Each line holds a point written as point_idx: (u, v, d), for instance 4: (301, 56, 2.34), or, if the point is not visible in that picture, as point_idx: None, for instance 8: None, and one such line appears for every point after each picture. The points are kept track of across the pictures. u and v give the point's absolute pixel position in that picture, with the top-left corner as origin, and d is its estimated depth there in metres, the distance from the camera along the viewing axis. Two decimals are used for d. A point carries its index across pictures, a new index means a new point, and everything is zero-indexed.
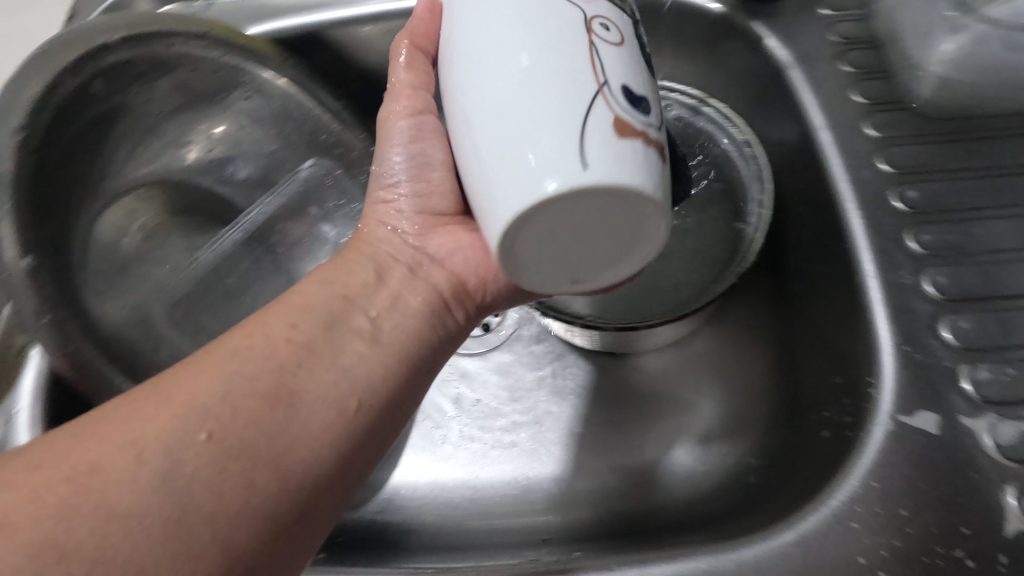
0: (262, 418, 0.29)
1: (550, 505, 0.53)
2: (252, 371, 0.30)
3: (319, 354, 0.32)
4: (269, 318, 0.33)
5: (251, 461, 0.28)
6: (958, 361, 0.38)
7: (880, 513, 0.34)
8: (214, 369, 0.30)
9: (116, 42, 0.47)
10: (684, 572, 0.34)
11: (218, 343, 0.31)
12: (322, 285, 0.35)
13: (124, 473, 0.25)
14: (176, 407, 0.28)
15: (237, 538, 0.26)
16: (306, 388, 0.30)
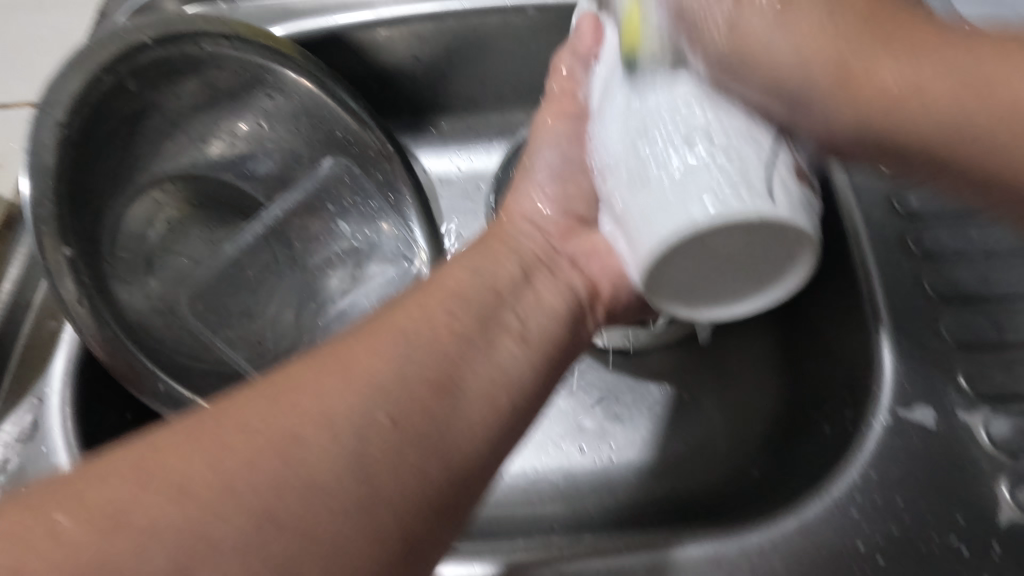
0: (432, 410, 0.30)
1: (559, 497, 0.54)
2: (421, 356, 0.31)
3: (474, 350, 0.33)
4: (434, 300, 0.34)
5: (425, 442, 0.29)
6: (955, 359, 0.39)
7: (877, 501, 0.36)
8: (387, 345, 0.31)
9: (150, 43, 0.49)
10: (692, 556, 0.35)
11: (396, 318, 0.33)
12: (475, 271, 0.37)
13: (293, 448, 0.26)
14: (367, 376, 0.29)
15: (408, 519, 0.27)
16: (467, 379, 0.32)
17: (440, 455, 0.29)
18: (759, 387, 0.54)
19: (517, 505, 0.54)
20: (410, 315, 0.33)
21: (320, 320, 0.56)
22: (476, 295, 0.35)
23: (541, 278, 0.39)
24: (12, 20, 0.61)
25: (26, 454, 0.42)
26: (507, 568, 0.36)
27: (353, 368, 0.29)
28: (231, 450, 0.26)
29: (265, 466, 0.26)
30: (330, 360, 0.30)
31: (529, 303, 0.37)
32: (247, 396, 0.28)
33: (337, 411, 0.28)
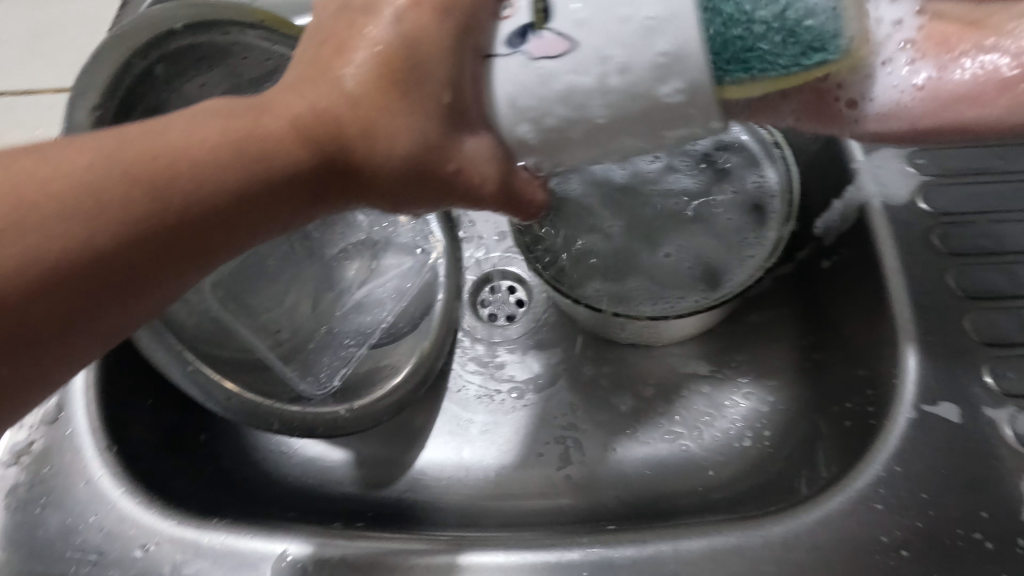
0: (13, 318, 0.25)
1: (572, 489, 0.55)
2: (47, 253, 0.25)
3: (129, 274, 0.27)
4: (185, 163, 0.27)
5: (61, 322, 0.26)
6: (982, 356, 0.39)
7: (904, 496, 0.36)
8: (36, 216, 0.25)
9: (179, 29, 0.47)
10: (715, 547, 0.35)
11: (143, 156, 0.27)
12: (236, 144, 0.28)
13: None
14: (49, 226, 0.25)
15: None
16: (92, 306, 0.27)
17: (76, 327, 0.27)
18: (775, 382, 0.55)
19: (531, 498, 0.55)
20: (159, 172, 0.27)
21: (339, 312, 0.57)
22: (241, 170, 0.28)
23: (298, 153, 0.29)
24: (39, 8, 0.62)
25: (50, 435, 0.43)
26: (526, 551, 0.37)
27: (60, 214, 0.26)
28: None
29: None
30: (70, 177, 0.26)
31: (296, 187, 0.29)
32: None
33: (34, 255, 0.25)
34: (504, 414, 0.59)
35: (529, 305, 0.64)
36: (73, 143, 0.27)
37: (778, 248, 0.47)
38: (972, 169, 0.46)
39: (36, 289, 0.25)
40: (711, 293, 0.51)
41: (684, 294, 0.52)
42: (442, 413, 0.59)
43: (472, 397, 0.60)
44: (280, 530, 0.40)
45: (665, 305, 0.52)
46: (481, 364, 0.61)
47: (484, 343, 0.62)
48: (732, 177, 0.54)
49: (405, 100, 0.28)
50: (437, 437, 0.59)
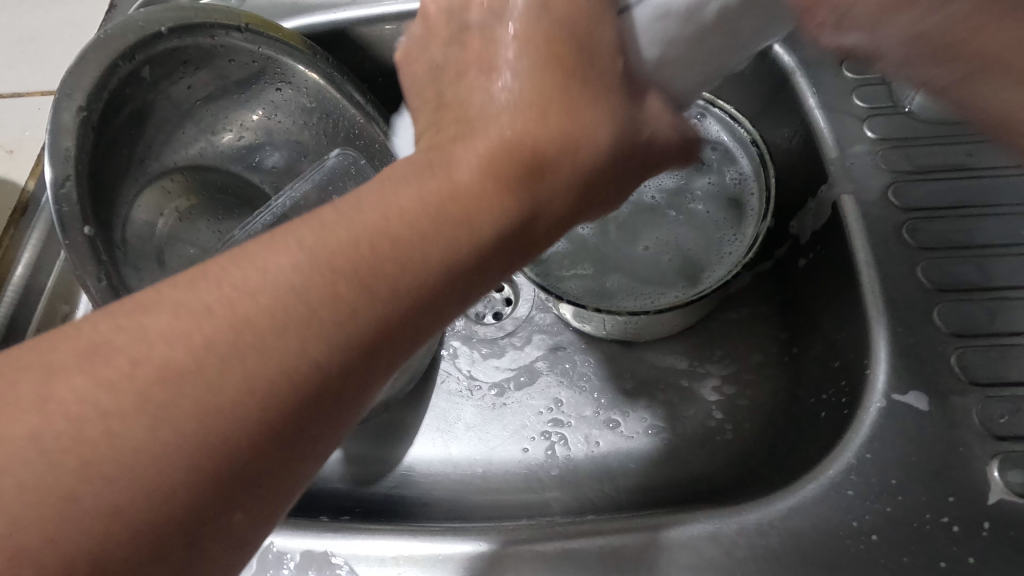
0: (297, 420, 0.24)
1: (558, 483, 0.56)
2: (277, 368, 0.23)
3: (379, 348, 0.26)
4: (362, 269, 0.26)
5: (271, 474, 0.24)
6: (949, 346, 0.40)
7: (874, 483, 0.37)
8: (251, 349, 0.23)
9: (165, 32, 0.49)
10: (693, 534, 0.36)
11: (307, 275, 0.25)
12: (387, 239, 0.26)
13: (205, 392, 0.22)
14: (255, 351, 0.23)
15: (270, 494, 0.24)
16: (353, 383, 0.26)
17: (272, 479, 0.24)
18: (756, 376, 0.56)
19: (519, 492, 0.56)
20: (309, 297, 0.25)
21: None
22: (420, 268, 0.27)
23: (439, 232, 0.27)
24: (27, 13, 0.62)
25: None
26: (508, 541, 0.38)
27: (252, 335, 0.23)
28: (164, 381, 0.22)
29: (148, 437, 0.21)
30: (221, 329, 0.23)
31: (454, 275, 0.28)
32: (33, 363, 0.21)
33: (189, 426, 0.22)
34: (491, 410, 0.59)
35: (515, 303, 0.64)
36: (258, 260, 0.25)
37: (756, 244, 0.49)
38: (941, 164, 0.47)
39: (281, 403, 0.24)
40: (692, 288, 0.52)
41: (665, 289, 0.53)
42: (430, 409, 0.60)
43: (460, 394, 0.61)
44: (267, 523, 0.40)
45: (648, 300, 0.53)
46: (469, 361, 0.62)
47: (472, 341, 0.63)
48: (708, 175, 0.56)
49: (565, 115, 0.29)
50: (426, 434, 0.59)
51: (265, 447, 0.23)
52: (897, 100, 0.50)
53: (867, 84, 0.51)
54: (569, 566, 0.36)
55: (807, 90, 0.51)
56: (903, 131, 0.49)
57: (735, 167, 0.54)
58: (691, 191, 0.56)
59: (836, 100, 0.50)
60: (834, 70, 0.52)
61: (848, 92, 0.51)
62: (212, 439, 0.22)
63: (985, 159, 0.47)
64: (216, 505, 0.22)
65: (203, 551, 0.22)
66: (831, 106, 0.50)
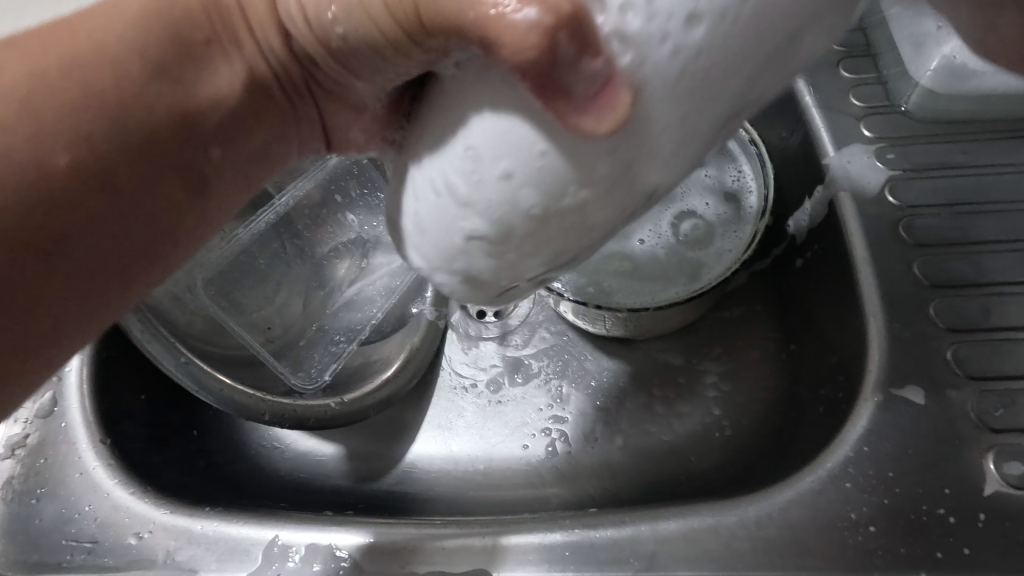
0: (84, 204, 0.24)
1: (558, 479, 0.56)
2: (29, 156, 0.23)
3: (143, 157, 0.25)
4: (117, 91, 0.24)
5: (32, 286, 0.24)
6: (945, 341, 0.41)
7: (871, 475, 0.37)
8: (67, 98, 0.23)
9: None
10: (691, 527, 0.37)
11: (29, 110, 0.23)
12: (130, 69, 0.24)
13: (24, 126, 0.23)
14: (68, 98, 0.23)
15: (94, 293, 0.26)
16: (218, 175, 0.27)
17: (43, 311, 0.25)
18: (754, 372, 0.56)
19: (519, 488, 0.56)
20: (80, 98, 0.23)
21: (329, 309, 0.59)
22: (111, 84, 0.24)
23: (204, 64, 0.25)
24: None
25: (45, 429, 0.45)
26: (507, 534, 0.38)
27: (74, 76, 0.23)
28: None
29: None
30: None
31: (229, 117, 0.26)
32: None
33: (7, 175, 0.23)
34: (493, 407, 0.60)
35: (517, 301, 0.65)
36: (103, 13, 0.24)
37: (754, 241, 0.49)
38: (938, 162, 0.48)
39: (32, 201, 0.23)
40: (693, 285, 0.53)
41: (666, 286, 0.53)
42: (432, 406, 0.61)
43: (462, 392, 0.61)
44: (270, 519, 0.40)
45: (648, 296, 0.53)
46: (470, 358, 0.63)
47: (474, 339, 0.64)
48: (708, 169, 0.56)
49: None
50: (427, 431, 0.60)
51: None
52: (894, 100, 0.50)
53: (865, 83, 0.51)
54: (569, 558, 0.37)
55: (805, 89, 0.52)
56: (900, 130, 0.49)
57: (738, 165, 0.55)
58: (691, 183, 0.56)
59: (834, 99, 0.51)
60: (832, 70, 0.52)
61: (846, 91, 0.51)
62: (10, 193, 0.23)
63: (981, 158, 0.47)
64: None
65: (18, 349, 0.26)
66: (829, 105, 0.51)
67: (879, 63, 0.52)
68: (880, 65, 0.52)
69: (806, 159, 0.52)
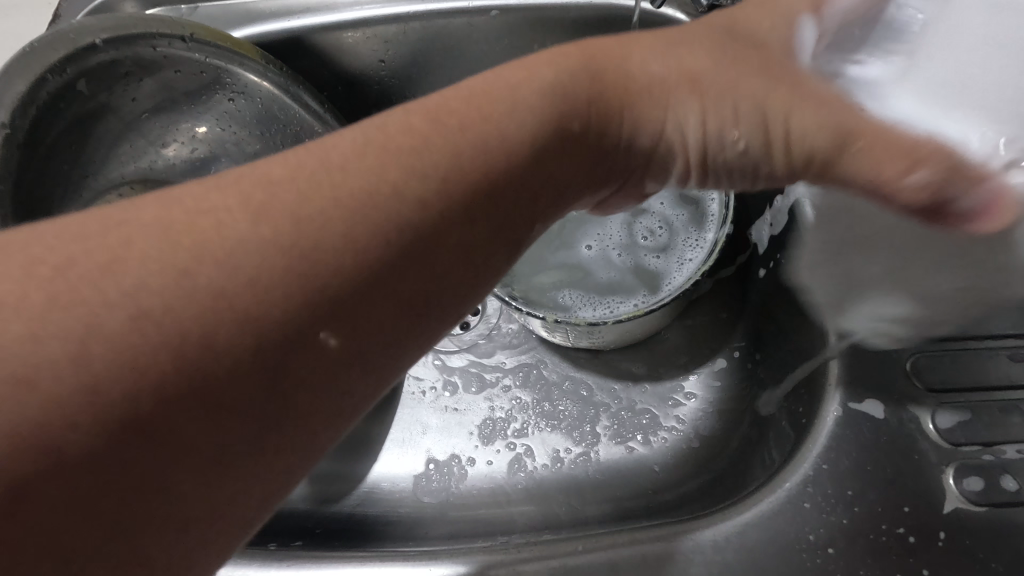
0: (315, 373, 0.22)
1: (524, 497, 0.55)
2: (358, 235, 0.22)
3: (434, 251, 0.24)
4: (376, 160, 0.24)
5: (322, 382, 0.22)
6: (905, 352, 0.40)
7: (830, 494, 0.36)
8: (329, 210, 0.22)
9: (99, 44, 0.46)
10: (647, 552, 0.36)
11: (248, 224, 0.21)
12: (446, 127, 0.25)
13: (214, 251, 0.21)
14: (327, 222, 0.22)
15: (237, 509, 0.21)
16: (442, 254, 0.24)
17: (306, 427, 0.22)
18: (719, 383, 0.56)
19: (486, 507, 0.55)
20: (303, 206, 0.22)
21: None
22: (505, 140, 0.26)
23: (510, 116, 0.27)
24: None
25: None
26: (459, 567, 0.37)
27: (344, 198, 0.23)
28: (226, 259, 0.20)
29: (151, 383, 0.19)
30: (159, 220, 0.21)
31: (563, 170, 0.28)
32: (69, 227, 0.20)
33: (228, 309, 0.20)
34: (458, 423, 0.58)
35: (483, 313, 0.64)
36: (333, 147, 0.24)
37: (716, 250, 0.48)
38: None
39: (282, 335, 0.21)
40: (650, 297, 0.52)
41: (624, 297, 0.53)
42: (396, 424, 0.59)
43: (427, 408, 0.59)
44: None
45: (606, 309, 0.52)
46: (436, 367, 0.62)
47: (440, 352, 0.62)
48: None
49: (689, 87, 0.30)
50: (390, 450, 0.58)
51: (258, 369, 0.21)
52: None
53: None
54: None
55: None
56: None
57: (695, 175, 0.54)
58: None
59: None
60: None
61: None
62: (257, 332, 0.21)
63: None
64: (320, 342, 0.22)
65: (257, 467, 0.21)
66: None
67: None
68: None
69: None
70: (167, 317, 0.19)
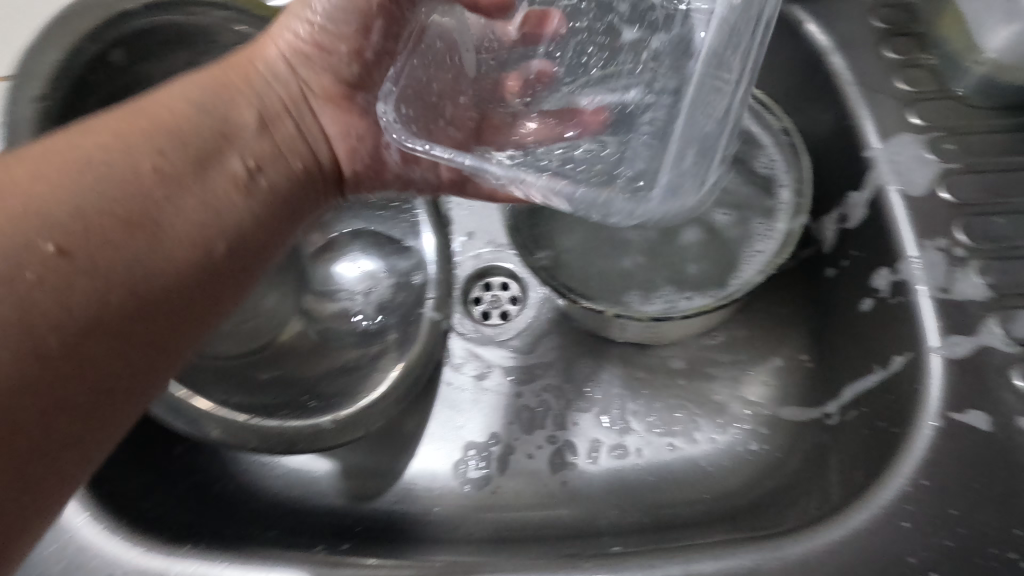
0: (124, 244, 0.29)
1: (572, 498, 0.52)
2: (191, 204, 0.32)
3: (184, 185, 0.32)
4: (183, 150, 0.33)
5: (161, 318, 0.30)
6: (1012, 358, 0.36)
7: (932, 514, 0.33)
8: (124, 165, 0.30)
9: (138, 11, 0.42)
10: (727, 571, 0.33)
11: (100, 184, 0.29)
12: (298, 107, 0.40)
13: (154, 195, 0.31)
14: (174, 176, 0.32)
15: (162, 277, 0.30)
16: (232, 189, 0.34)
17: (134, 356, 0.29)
18: (777, 384, 0.53)
19: (530, 507, 0.52)
20: (154, 190, 0.31)
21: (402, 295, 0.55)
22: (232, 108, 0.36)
23: (340, 101, 0.42)
24: None
25: None
26: None
27: (157, 168, 0.31)
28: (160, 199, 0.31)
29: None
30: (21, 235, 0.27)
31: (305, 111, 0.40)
32: (29, 159, 0.29)
33: (132, 252, 0.29)
34: (500, 418, 0.56)
35: (523, 301, 0.60)
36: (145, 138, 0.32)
37: (792, 240, 0.45)
38: (998, 153, 0.43)
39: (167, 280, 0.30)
40: (716, 291, 0.49)
41: (685, 291, 0.50)
42: (434, 415, 0.56)
43: (466, 399, 0.57)
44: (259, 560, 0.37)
45: (666, 304, 0.49)
46: (473, 358, 0.58)
47: (478, 342, 0.59)
48: None
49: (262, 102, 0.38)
50: (428, 445, 0.55)
51: (145, 308, 0.29)
52: (945, 84, 0.45)
53: (912, 65, 0.46)
54: None
55: (845, 72, 0.47)
56: (953, 118, 0.44)
57: (784, 144, 0.49)
58: None
59: (879, 83, 0.46)
60: (874, 51, 0.47)
61: (890, 74, 0.46)
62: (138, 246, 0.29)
63: None
64: (136, 234, 0.29)
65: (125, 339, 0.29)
66: (873, 90, 0.46)
67: (927, 42, 0.46)
68: (929, 45, 0.46)
69: (840, 145, 0.48)
70: (33, 236, 0.27)
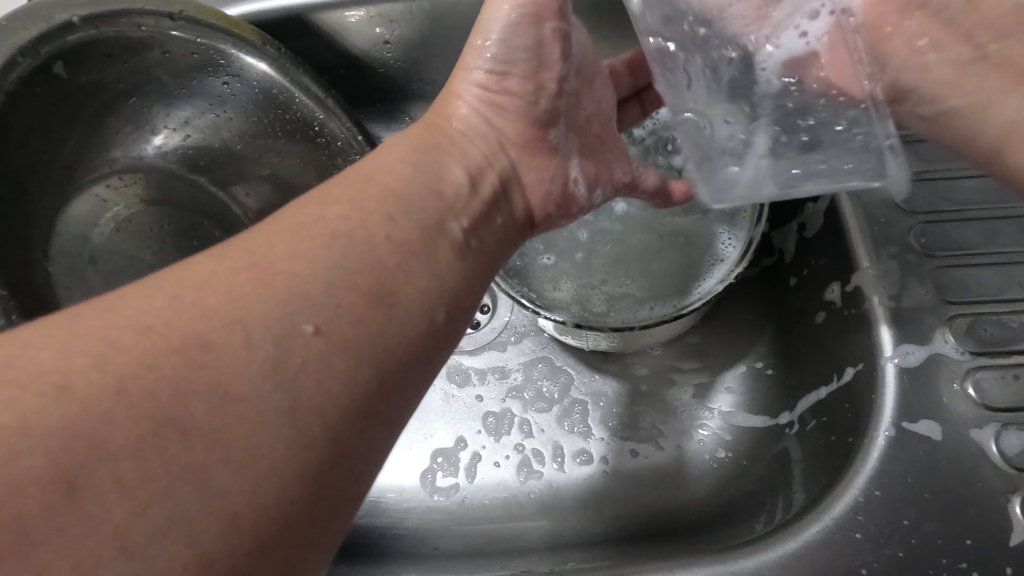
0: (365, 317, 0.26)
1: (538, 509, 0.52)
2: (352, 262, 0.27)
3: (415, 258, 0.28)
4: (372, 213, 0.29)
5: (383, 405, 0.25)
6: (963, 366, 0.37)
7: (883, 525, 0.33)
8: (315, 248, 0.26)
9: (76, 21, 0.42)
10: None
11: (250, 279, 0.25)
12: (497, 158, 0.36)
13: (299, 275, 0.26)
14: (333, 239, 0.27)
15: (328, 395, 0.24)
16: (441, 235, 0.30)
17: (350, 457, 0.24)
18: (744, 390, 0.53)
19: (497, 519, 0.52)
20: (291, 265, 0.26)
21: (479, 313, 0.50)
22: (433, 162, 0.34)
23: (534, 146, 0.38)
24: None
25: None
26: None
27: (334, 235, 0.27)
28: (284, 276, 0.25)
29: (171, 372, 0.21)
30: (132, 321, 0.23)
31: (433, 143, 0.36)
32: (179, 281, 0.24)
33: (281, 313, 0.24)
34: (467, 428, 0.55)
35: (493, 310, 0.59)
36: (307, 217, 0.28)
37: (750, 249, 0.45)
38: None
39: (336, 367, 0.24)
40: (678, 301, 0.49)
41: (647, 301, 0.50)
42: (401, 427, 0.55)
43: (433, 410, 0.56)
44: None
45: (628, 315, 0.49)
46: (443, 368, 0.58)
47: None
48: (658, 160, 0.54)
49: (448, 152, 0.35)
50: (395, 457, 0.55)
51: (376, 393, 0.25)
52: None
53: None
54: None
55: None
56: None
57: None
58: None
59: None
60: None
61: None
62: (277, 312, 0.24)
63: None
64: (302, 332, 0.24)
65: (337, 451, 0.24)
66: None
67: None
68: None
69: None
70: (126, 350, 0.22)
